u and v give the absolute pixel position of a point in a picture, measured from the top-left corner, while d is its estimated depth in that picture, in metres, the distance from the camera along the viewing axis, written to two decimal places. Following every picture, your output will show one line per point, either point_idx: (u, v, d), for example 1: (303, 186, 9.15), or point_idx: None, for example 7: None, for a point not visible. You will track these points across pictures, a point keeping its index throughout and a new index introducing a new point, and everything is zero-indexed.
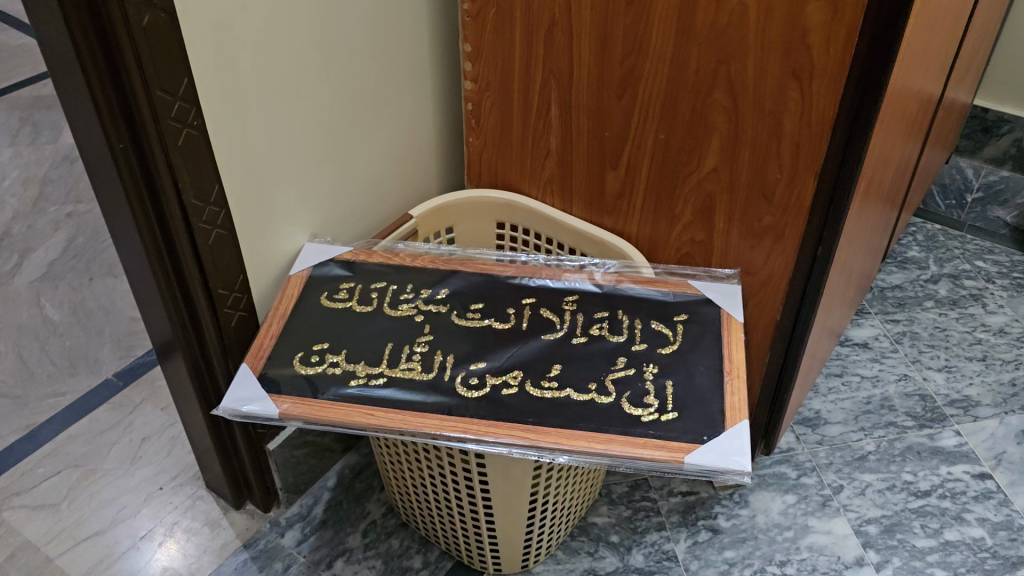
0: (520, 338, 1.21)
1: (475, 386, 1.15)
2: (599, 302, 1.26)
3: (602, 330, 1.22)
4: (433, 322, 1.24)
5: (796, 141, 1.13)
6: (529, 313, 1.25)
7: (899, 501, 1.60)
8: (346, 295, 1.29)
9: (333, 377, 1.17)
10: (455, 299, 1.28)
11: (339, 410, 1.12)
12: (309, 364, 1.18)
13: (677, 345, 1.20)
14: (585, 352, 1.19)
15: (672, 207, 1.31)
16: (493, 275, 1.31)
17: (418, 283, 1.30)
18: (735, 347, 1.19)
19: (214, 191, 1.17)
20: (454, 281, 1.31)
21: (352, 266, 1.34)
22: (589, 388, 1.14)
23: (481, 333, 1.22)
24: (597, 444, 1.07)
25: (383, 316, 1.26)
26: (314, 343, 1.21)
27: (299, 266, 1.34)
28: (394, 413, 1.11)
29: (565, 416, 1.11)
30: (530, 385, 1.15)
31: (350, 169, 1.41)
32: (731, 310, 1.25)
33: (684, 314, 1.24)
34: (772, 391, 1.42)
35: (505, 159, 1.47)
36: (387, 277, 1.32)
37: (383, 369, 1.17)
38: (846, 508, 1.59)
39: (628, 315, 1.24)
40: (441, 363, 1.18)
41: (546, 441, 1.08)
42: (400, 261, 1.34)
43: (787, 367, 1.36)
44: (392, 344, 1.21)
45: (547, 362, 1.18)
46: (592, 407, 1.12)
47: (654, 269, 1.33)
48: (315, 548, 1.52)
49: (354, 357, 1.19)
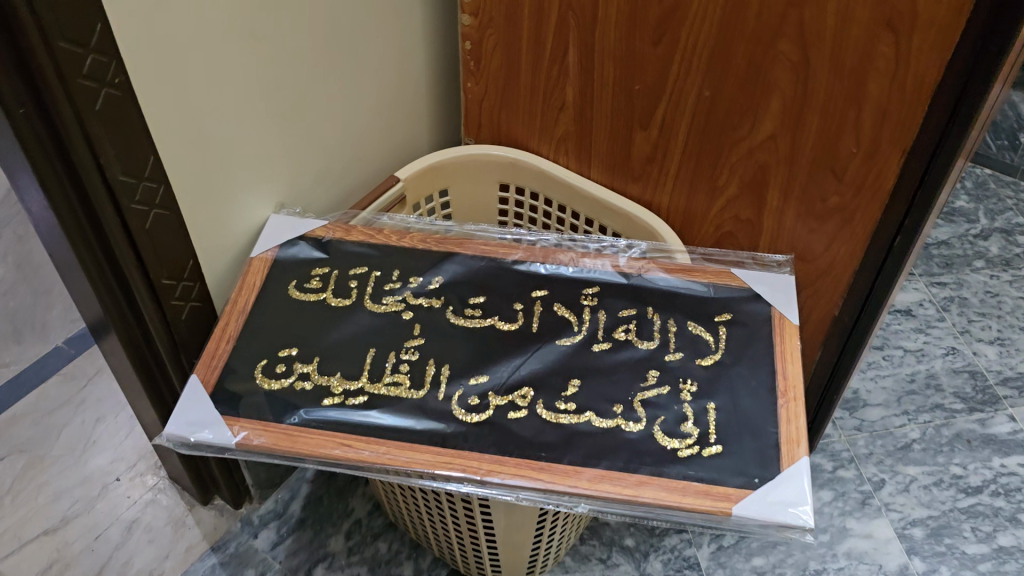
0: (530, 343, 1.00)
1: (476, 408, 0.95)
2: (625, 297, 1.05)
3: (628, 335, 1.01)
4: (425, 321, 1.03)
5: (881, 110, 0.89)
6: (541, 310, 1.04)
7: (947, 498, 1.43)
8: (319, 285, 1.07)
9: (303, 395, 0.96)
10: (451, 291, 1.06)
11: (309, 440, 0.92)
12: (276, 377, 0.98)
13: (719, 354, 0.99)
14: (608, 364, 0.98)
15: (714, 179, 1.08)
16: (497, 260, 1.09)
17: (406, 269, 1.08)
18: (790, 358, 0.99)
19: (149, 162, 0.93)
20: (449, 266, 1.08)
21: (327, 247, 1.11)
22: (613, 412, 0.94)
23: (482, 337, 1.01)
24: (625, 490, 0.88)
25: (364, 313, 1.04)
26: (280, 348, 1.00)
27: (263, 245, 1.11)
28: (377, 444, 0.91)
29: (586, 450, 0.91)
30: (542, 407, 0.95)
31: (323, 122, 1.17)
32: (784, 309, 1.03)
33: (728, 314, 1.03)
34: (820, 391, 1.22)
35: (510, 110, 1.22)
36: (368, 261, 1.10)
37: (365, 384, 0.97)
38: (888, 506, 1.41)
39: (659, 314, 1.03)
40: (435, 377, 0.97)
41: (562, 484, 0.88)
42: (384, 240, 1.12)
43: (840, 368, 1.16)
44: (374, 351, 1.00)
45: (563, 377, 0.97)
46: (619, 437, 0.92)
47: (689, 253, 1.11)
48: (292, 554, 1.35)
49: (329, 367, 0.98)
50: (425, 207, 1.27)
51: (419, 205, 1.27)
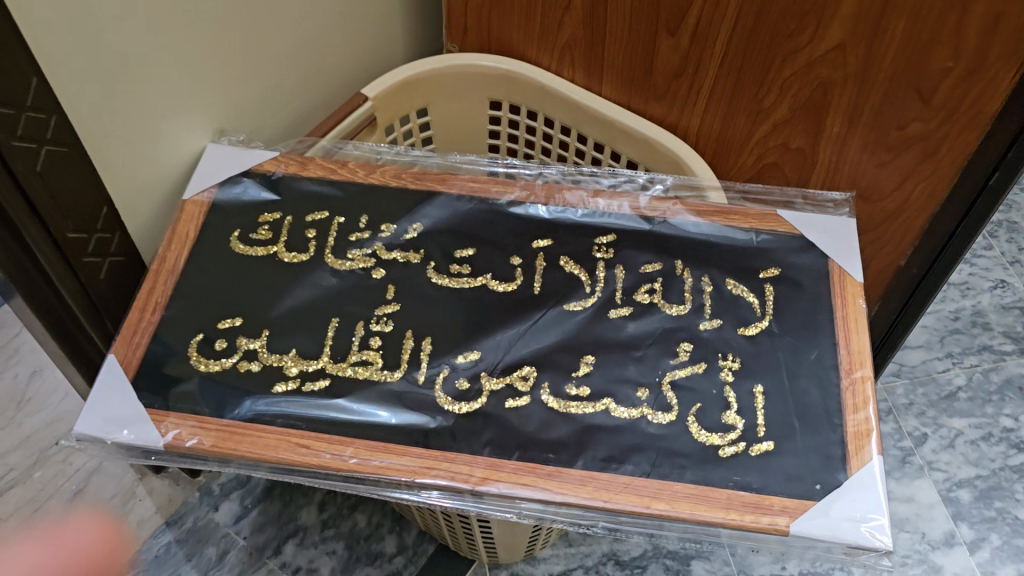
0: (532, 309, 0.81)
1: (465, 395, 0.76)
2: (647, 249, 0.85)
3: (652, 297, 0.82)
4: (400, 281, 0.83)
5: (995, 12, 0.67)
6: (544, 266, 0.84)
7: (995, 454, 1.27)
8: (268, 235, 0.86)
9: (249, 380, 0.77)
10: (432, 242, 0.86)
11: (257, 441, 0.73)
12: (216, 357, 0.79)
13: (766, 323, 0.80)
14: (629, 337, 0.79)
15: (759, 99, 0.86)
16: (488, 200, 0.88)
17: (376, 215, 0.87)
18: (854, 326, 0.80)
19: (30, 88, 0.70)
20: (430, 210, 0.88)
21: (277, 185, 0.90)
22: (636, 399, 0.76)
23: (472, 302, 0.82)
24: (653, 503, 0.71)
25: (325, 270, 0.84)
26: (221, 319, 0.81)
27: (198, 185, 0.90)
28: (343, 445, 0.73)
29: (604, 450, 0.73)
30: (548, 394, 0.76)
31: (269, 27, 0.93)
32: (844, 263, 0.84)
33: (775, 270, 0.83)
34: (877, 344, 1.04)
35: (502, 11, 0.99)
36: (329, 204, 0.89)
37: (327, 365, 0.78)
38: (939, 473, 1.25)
39: (691, 270, 0.83)
40: (414, 354, 0.78)
41: (575, 496, 0.71)
42: (348, 176, 0.90)
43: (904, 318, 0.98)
44: (338, 321, 0.81)
45: (573, 354, 0.78)
46: (644, 433, 0.74)
47: (725, 189, 0.91)
48: (257, 530, 1.19)
49: (282, 344, 0.79)
50: (400, 130, 1.05)
51: (393, 127, 1.05)
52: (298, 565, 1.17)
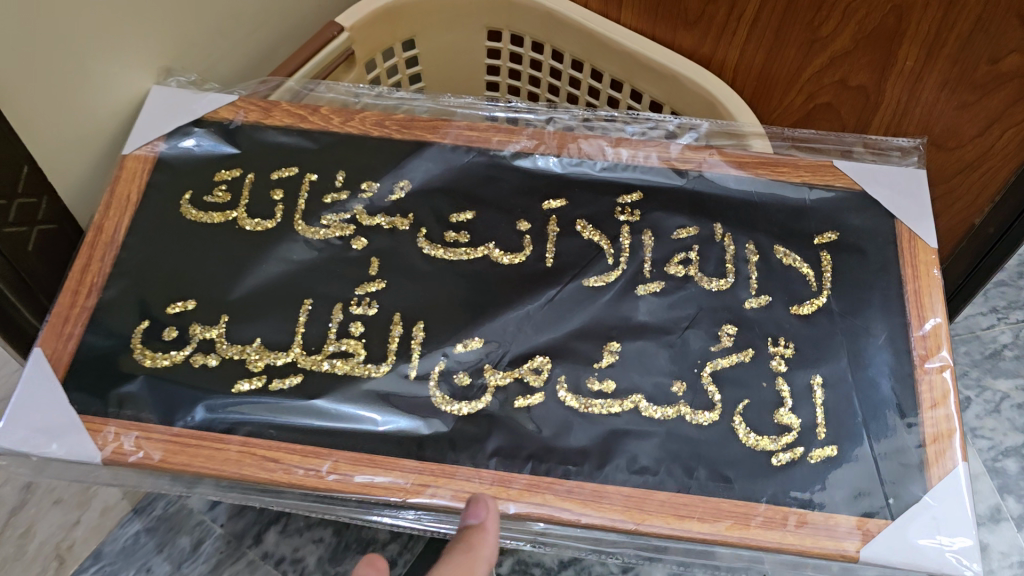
0: (544, 287, 0.68)
1: (466, 393, 0.64)
2: (680, 209, 0.71)
3: (687, 268, 0.68)
4: (386, 253, 0.69)
5: None
6: (557, 232, 0.70)
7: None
8: (226, 197, 0.72)
9: (206, 378, 0.64)
10: (423, 204, 0.72)
11: (216, 455, 0.61)
12: (164, 349, 0.65)
13: (824, 299, 0.67)
14: (661, 319, 0.66)
15: (814, 28, 0.71)
16: (489, 152, 0.74)
17: (355, 171, 0.73)
18: (930, 304, 0.67)
19: None
20: (419, 165, 0.73)
21: (235, 136, 0.75)
22: (671, 394, 0.63)
23: (472, 278, 0.68)
24: (695, 525, 0.59)
25: (295, 240, 0.70)
26: (170, 302, 0.67)
27: (141, 137, 0.75)
28: (321, 458, 0.61)
29: (634, 460, 0.61)
30: (565, 390, 0.64)
31: None
32: (915, 224, 0.70)
33: (834, 233, 0.70)
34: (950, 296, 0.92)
35: None
36: (298, 157, 0.74)
37: (299, 358, 0.65)
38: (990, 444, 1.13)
39: (733, 236, 0.70)
40: (404, 343, 0.65)
41: (601, 518, 0.59)
42: (321, 124, 0.75)
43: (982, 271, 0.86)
44: (311, 302, 0.67)
45: (594, 341, 0.66)
46: (681, 438, 0.62)
47: (770, 133, 0.76)
48: (235, 515, 1.00)
49: (244, 333, 0.66)
50: (382, 66, 0.90)
51: (374, 63, 0.90)
52: (281, 556, 0.98)
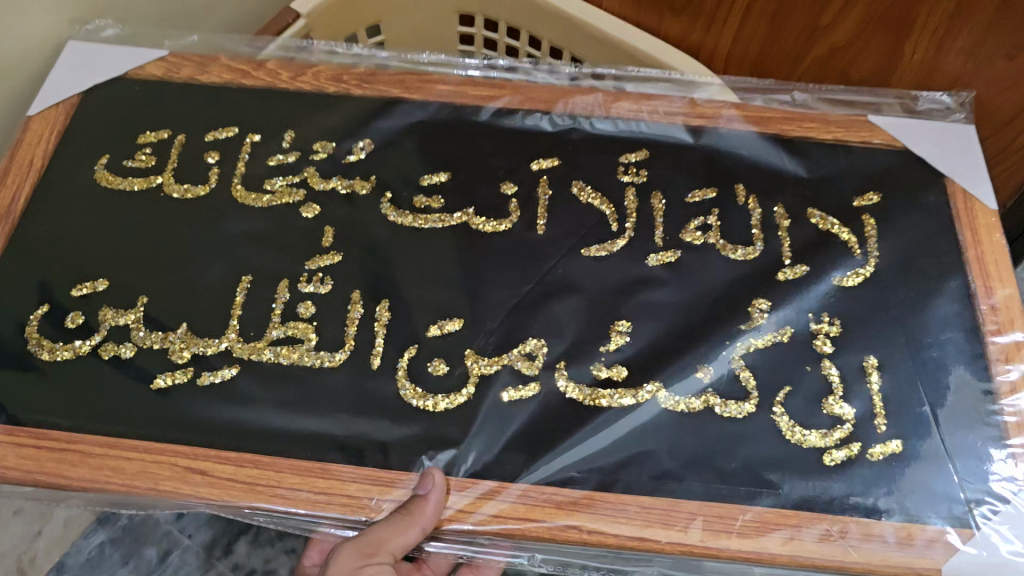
0: (536, 258, 0.56)
1: (441, 384, 0.51)
2: (695, 168, 0.60)
3: (706, 235, 0.57)
4: (344, 221, 0.57)
5: None
6: (550, 196, 0.59)
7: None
8: (151, 160, 0.60)
9: (118, 372, 0.52)
10: (389, 166, 0.60)
11: (126, 468, 0.48)
12: (65, 339, 0.53)
13: (873, 270, 0.56)
14: (680, 293, 0.55)
15: None
16: (467, 107, 0.63)
17: (309, 130, 0.62)
18: (999, 276, 0.56)
19: None
20: (386, 121, 0.62)
21: (166, 93, 0.63)
22: (695, 381, 0.51)
23: (449, 250, 0.57)
24: (734, 543, 0.47)
25: (233, 209, 0.58)
26: (77, 283, 0.55)
27: (53, 95, 0.63)
28: (262, 469, 0.48)
29: (655, 462, 0.49)
30: (566, 379, 0.51)
31: None
32: (970, 184, 0.60)
33: (876, 194, 0.59)
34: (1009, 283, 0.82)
35: None
36: (240, 115, 0.62)
37: (233, 347, 0.52)
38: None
39: (758, 199, 0.59)
40: (365, 326, 0.53)
41: (618, 536, 0.47)
42: (268, 81, 0.64)
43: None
44: (251, 279, 0.55)
45: (599, 320, 0.54)
46: (710, 434, 0.50)
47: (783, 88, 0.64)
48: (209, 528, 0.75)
49: (167, 317, 0.53)
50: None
51: None
52: (252, 569, 0.73)
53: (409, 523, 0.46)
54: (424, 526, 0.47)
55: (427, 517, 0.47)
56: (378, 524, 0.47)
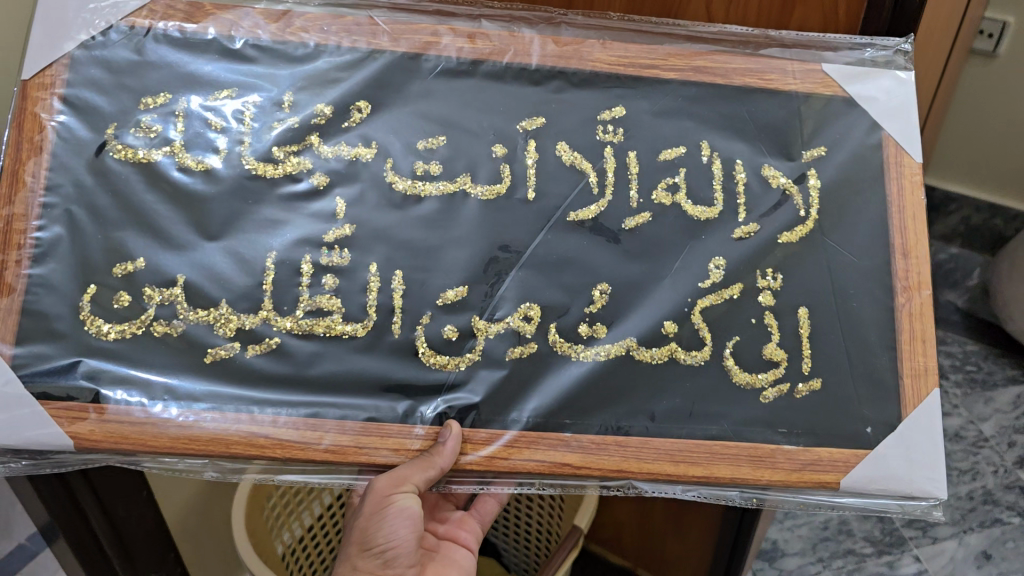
0: (528, 223, 0.64)
1: (454, 346, 0.61)
2: (665, 127, 0.67)
3: (673, 194, 0.66)
4: (353, 190, 0.63)
5: None
6: (536, 159, 0.65)
7: (948, 396, 1.49)
8: (155, 129, 0.63)
9: (172, 349, 0.59)
10: (386, 130, 0.65)
11: (200, 435, 0.58)
12: (118, 320, 0.59)
13: (811, 225, 0.66)
14: (651, 252, 0.64)
15: None
16: (455, 60, 0.67)
17: (305, 90, 0.65)
18: (915, 245, 0.66)
19: None
20: (380, 81, 0.66)
21: (155, 50, 0.64)
22: (662, 334, 0.63)
23: (450, 217, 0.64)
24: (690, 469, 0.60)
25: (248, 181, 0.63)
26: (116, 263, 0.60)
27: (44, 53, 0.63)
28: (310, 430, 0.59)
29: (629, 406, 0.61)
30: (558, 338, 0.62)
31: None
32: (900, 134, 0.69)
33: (822, 149, 0.68)
34: None
35: None
36: (236, 74, 0.65)
37: (271, 320, 0.61)
38: (946, 464, 1.39)
39: (718, 156, 0.67)
40: (385, 297, 0.62)
41: (601, 468, 0.60)
42: (258, 32, 0.66)
43: None
44: (275, 255, 0.62)
45: (583, 281, 0.63)
46: (674, 380, 0.62)
47: (745, 47, 0.69)
48: None
49: (207, 294, 0.61)
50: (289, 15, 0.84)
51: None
52: None
53: (429, 464, 0.57)
54: (442, 465, 0.58)
55: (445, 458, 0.58)
56: (405, 463, 0.58)
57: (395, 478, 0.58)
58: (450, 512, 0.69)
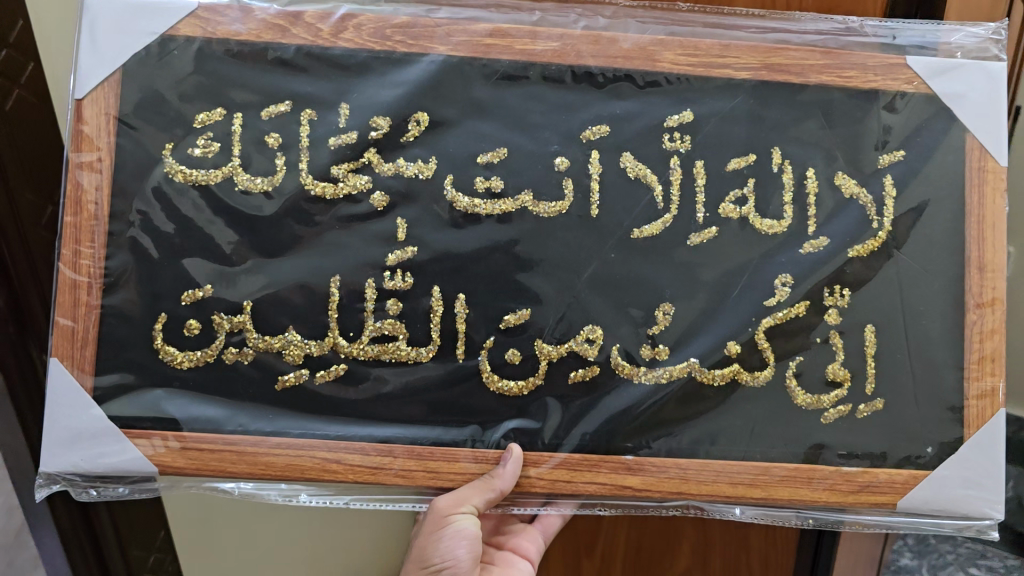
0: (590, 241, 0.63)
1: (518, 373, 0.62)
2: (735, 131, 0.64)
3: (741, 206, 0.64)
4: (414, 210, 0.63)
5: None
6: (600, 174, 0.63)
7: None
8: (214, 148, 0.62)
9: (244, 375, 0.61)
10: (446, 144, 0.63)
11: (276, 461, 0.60)
12: (189, 347, 0.61)
13: (884, 236, 0.64)
14: (717, 270, 0.63)
15: None
16: (513, 65, 0.63)
17: (360, 103, 0.63)
18: (992, 257, 0.64)
19: None
20: (438, 89, 0.63)
21: (205, 62, 0.62)
22: (725, 355, 0.63)
23: (511, 238, 0.63)
24: (748, 491, 0.62)
25: (309, 202, 0.62)
26: (184, 290, 0.61)
27: (97, 70, 0.61)
28: (380, 456, 0.61)
29: (690, 427, 0.63)
30: (620, 360, 0.63)
31: None
32: (987, 134, 0.65)
33: (900, 152, 0.64)
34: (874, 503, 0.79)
35: None
36: (289, 86, 0.63)
37: (338, 346, 0.62)
38: None
39: (790, 163, 0.64)
40: (447, 322, 0.62)
41: (661, 490, 0.62)
42: (309, 39, 0.63)
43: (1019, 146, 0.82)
44: (339, 280, 0.62)
45: (647, 301, 0.63)
46: (735, 401, 0.63)
47: (822, 36, 0.65)
48: None
49: (274, 322, 0.62)
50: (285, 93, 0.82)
51: None
52: None
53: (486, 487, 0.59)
54: (501, 487, 0.60)
55: (503, 481, 0.60)
56: (466, 484, 0.60)
57: (455, 496, 0.59)
58: (514, 524, 0.70)
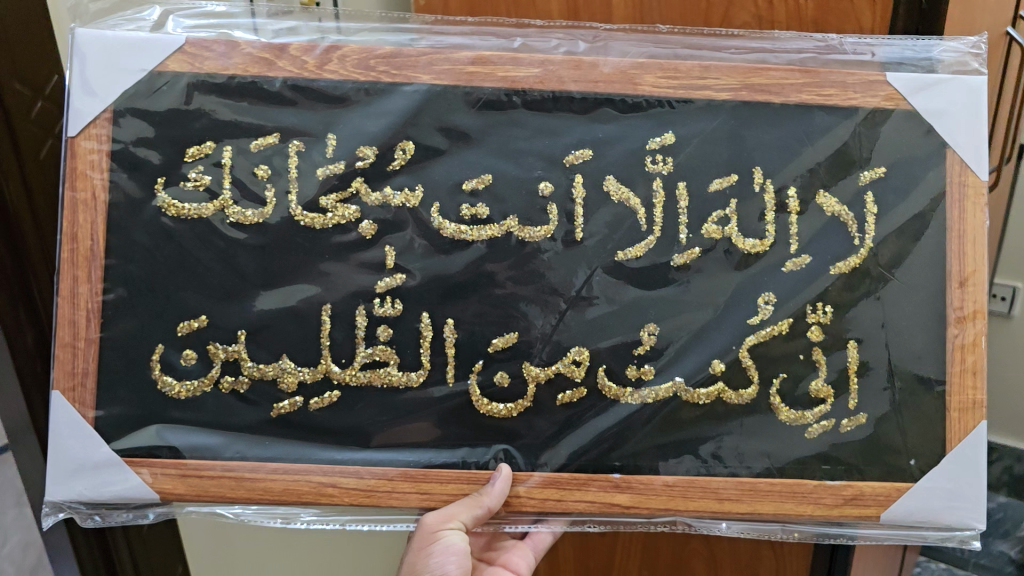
0: (575, 265, 0.64)
1: (507, 395, 0.64)
2: (716, 152, 0.65)
3: (724, 226, 0.65)
4: (402, 238, 0.64)
5: None
6: (583, 199, 0.64)
7: None
8: (204, 181, 0.63)
9: (240, 404, 0.63)
10: (432, 172, 0.64)
11: (273, 486, 0.62)
12: (187, 378, 0.63)
13: (865, 254, 0.65)
14: (700, 290, 0.64)
15: None
16: (496, 92, 0.64)
17: (346, 133, 0.64)
18: (973, 272, 0.65)
19: None
20: (422, 118, 0.64)
21: (193, 98, 0.63)
22: (710, 374, 0.64)
23: (497, 263, 0.64)
24: (734, 506, 0.63)
25: (298, 233, 0.63)
26: (180, 321, 0.63)
27: (86, 108, 0.62)
28: (374, 480, 0.62)
29: (676, 445, 0.64)
30: (606, 380, 0.64)
31: None
32: (968, 148, 0.65)
33: (882, 168, 0.65)
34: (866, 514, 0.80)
35: None
36: (274, 118, 0.63)
37: (331, 373, 0.63)
38: None
39: (772, 182, 0.65)
40: (437, 346, 0.64)
41: (649, 507, 0.63)
42: (295, 71, 0.63)
43: None
44: (330, 308, 0.63)
45: (632, 322, 0.64)
46: (720, 419, 0.64)
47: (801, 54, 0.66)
48: None
49: (268, 350, 0.63)
50: None
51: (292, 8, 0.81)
52: None
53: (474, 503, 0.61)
54: (489, 504, 0.61)
55: (491, 498, 0.61)
56: (456, 501, 0.62)
57: (444, 513, 0.61)
58: (506, 540, 0.73)
